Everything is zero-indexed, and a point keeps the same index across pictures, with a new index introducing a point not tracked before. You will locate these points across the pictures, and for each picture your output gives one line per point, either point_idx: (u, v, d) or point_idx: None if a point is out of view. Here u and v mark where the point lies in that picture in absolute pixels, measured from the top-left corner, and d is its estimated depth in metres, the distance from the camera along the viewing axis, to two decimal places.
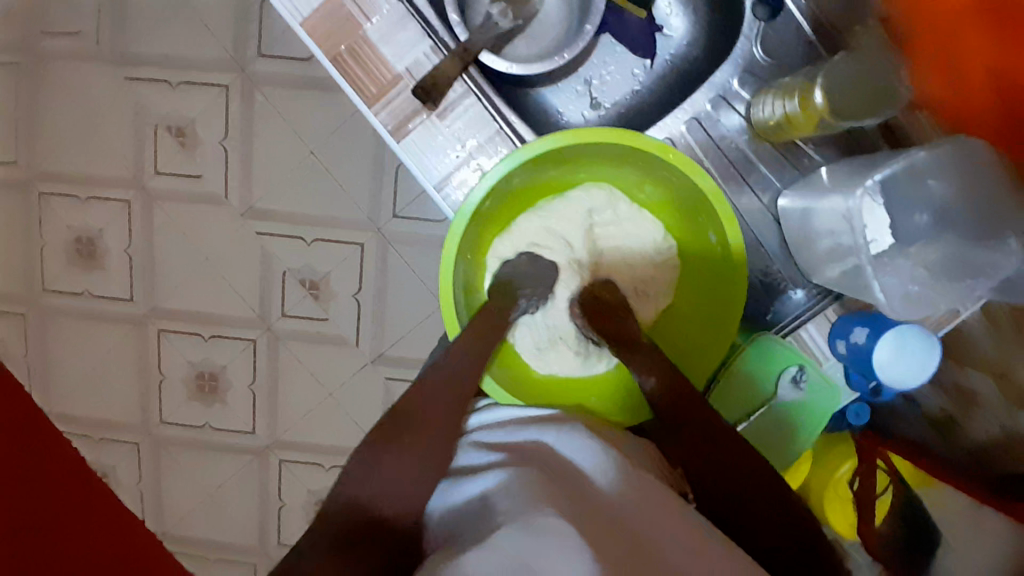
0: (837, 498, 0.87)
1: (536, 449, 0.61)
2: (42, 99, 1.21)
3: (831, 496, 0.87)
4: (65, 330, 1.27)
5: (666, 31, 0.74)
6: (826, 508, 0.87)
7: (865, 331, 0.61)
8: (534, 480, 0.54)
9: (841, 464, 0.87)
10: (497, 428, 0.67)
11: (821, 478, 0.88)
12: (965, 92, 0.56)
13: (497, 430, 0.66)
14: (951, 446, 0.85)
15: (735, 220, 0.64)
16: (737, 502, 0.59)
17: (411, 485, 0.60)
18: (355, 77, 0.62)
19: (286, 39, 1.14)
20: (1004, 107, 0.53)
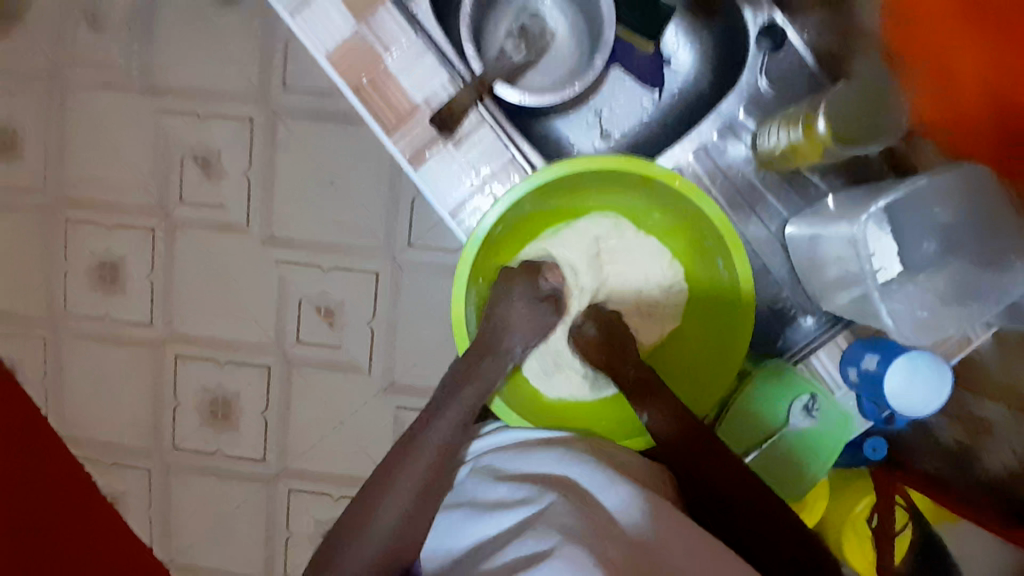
0: (855, 535, 0.88)
1: (558, 482, 0.63)
2: (74, 129, 1.26)
3: (850, 533, 0.88)
4: (84, 353, 1.29)
5: (673, 65, 0.76)
6: (845, 546, 0.88)
7: (876, 357, 0.61)
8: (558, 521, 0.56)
9: (858, 501, 0.88)
10: (515, 453, 0.69)
11: (839, 514, 0.89)
12: (962, 107, 0.55)
13: (516, 456, 0.68)
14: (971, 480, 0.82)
15: (741, 246, 0.65)
16: (746, 527, 0.63)
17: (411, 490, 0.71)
18: (374, 106, 0.64)
19: (309, 73, 1.18)
20: (1000, 122, 0.53)
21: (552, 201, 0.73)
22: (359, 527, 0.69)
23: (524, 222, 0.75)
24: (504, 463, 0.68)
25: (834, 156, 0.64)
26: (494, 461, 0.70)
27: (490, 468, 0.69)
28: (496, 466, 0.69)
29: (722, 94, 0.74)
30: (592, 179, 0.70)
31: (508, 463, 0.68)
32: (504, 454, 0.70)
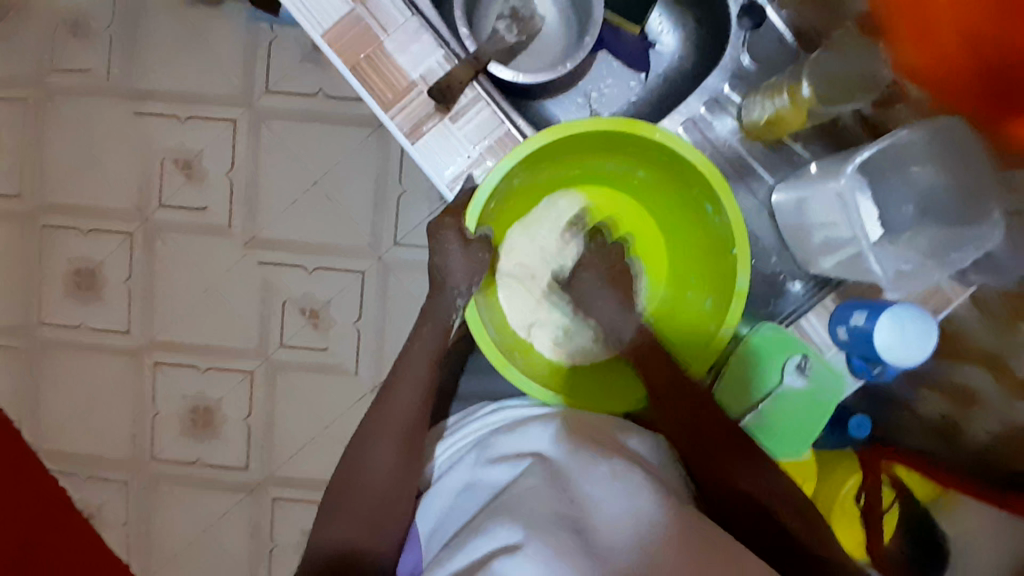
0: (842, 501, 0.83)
1: (547, 464, 0.62)
2: (50, 134, 1.25)
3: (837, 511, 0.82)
4: (59, 363, 1.26)
5: (658, 47, 0.80)
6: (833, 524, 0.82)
7: (864, 313, 0.63)
8: (547, 508, 0.56)
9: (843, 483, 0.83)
10: (512, 429, 0.69)
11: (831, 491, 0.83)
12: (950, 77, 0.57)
13: (512, 432, 0.69)
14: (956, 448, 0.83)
15: (725, 184, 0.67)
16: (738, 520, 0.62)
17: (392, 451, 0.67)
18: (373, 83, 0.66)
19: (294, 76, 1.20)
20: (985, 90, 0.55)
21: (542, 173, 0.76)
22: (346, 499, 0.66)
23: (516, 199, 0.77)
24: (497, 443, 0.68)
25: (816, 120, 0.68)
26: (490, 440, 0.70)
27: (483, 448, 0.69)
28: (491, 446, 0.69)
29: (707, 72, 0.77)
30: (581, 145, 0.73)
31: (500, 442, 0.68)
32: (495, 434, 0.70)
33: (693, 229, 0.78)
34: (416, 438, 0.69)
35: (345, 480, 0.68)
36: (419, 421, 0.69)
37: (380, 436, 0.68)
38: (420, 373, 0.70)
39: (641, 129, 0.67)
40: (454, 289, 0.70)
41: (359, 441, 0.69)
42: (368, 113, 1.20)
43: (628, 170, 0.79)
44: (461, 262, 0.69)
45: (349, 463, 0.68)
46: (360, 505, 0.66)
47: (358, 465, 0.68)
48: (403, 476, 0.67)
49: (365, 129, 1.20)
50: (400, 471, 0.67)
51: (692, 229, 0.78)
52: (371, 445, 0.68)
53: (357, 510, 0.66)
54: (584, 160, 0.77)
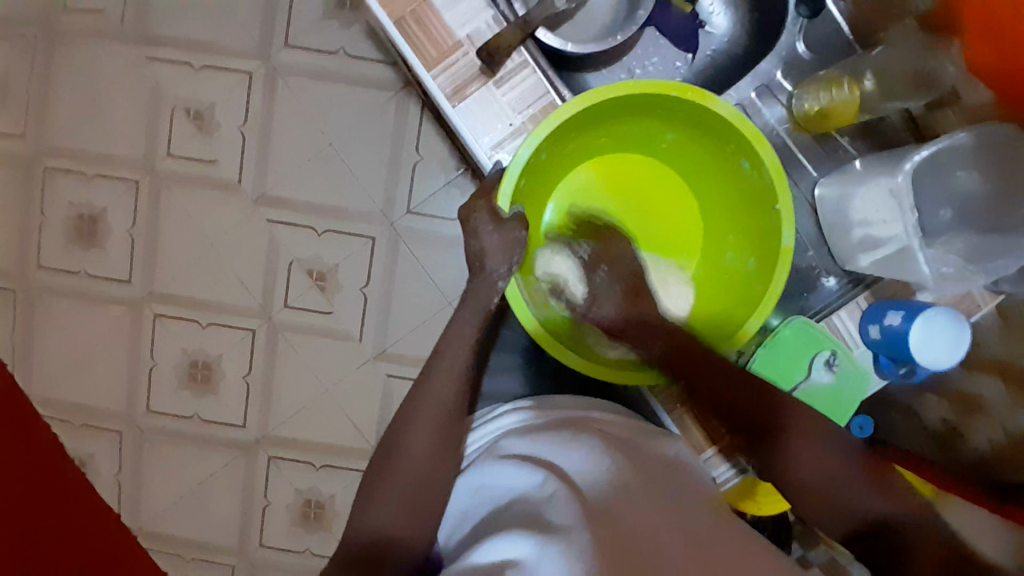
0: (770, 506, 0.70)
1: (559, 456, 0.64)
2: (55, 73, 1.20)
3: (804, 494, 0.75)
4: (56, 310, 1.23)
5: (709, 28, 0.80)
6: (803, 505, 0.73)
7: (899, 314, 0.63)
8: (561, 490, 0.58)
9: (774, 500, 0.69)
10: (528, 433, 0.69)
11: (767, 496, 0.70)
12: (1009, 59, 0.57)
13: (527, 437, 0.69)
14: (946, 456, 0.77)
15: (764, 140, 0.66)
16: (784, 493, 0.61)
17: (434, 435, 0.65)
18: (418, 41, 0.66)
19: (314, 30, 1.16)
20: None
21: (572, 145, 0.75)
22: (383, 477, 0.63)
23: (551, 165, 0.75)
24: (509, 447, 0.68)
25: (867, 114, 0.69)
26: (500, 444, 0.69)
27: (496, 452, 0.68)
28: (502, 447, 0.68)
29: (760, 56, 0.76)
30: (620, 109, 0.72)
31: (508, 447, 0.68)
32: (504, 440, 0.70)
33: (729, 192, 0.77)
34: (453, 420, 0.66)
35: (383, 461, 0.64)
36: (458, 408, 0.67)
37: (420, 414, 0.65)
38: (457, 360, 0.68)
39: (679, 90, 0.66)
40: (494, 271, 0.68)
41: (396, 427, 0.66)
42: (387, 75, 1.17)
43: (660, 135, 0.78)
44: (496, 240, 0.67)
45: (390, 442, 0.65)
46: (399, 484, 0.62)
47: (398, 444, 0.64)
48: (441, 463, 0.64)
49: (383, 92, 1.17)
50: (440, 452, 0.64)
51: (725, 185, 0.77)
52: (408, 428, 0.65)
53: (396, 491, 0.62)
54: (617, 125, 0.76)
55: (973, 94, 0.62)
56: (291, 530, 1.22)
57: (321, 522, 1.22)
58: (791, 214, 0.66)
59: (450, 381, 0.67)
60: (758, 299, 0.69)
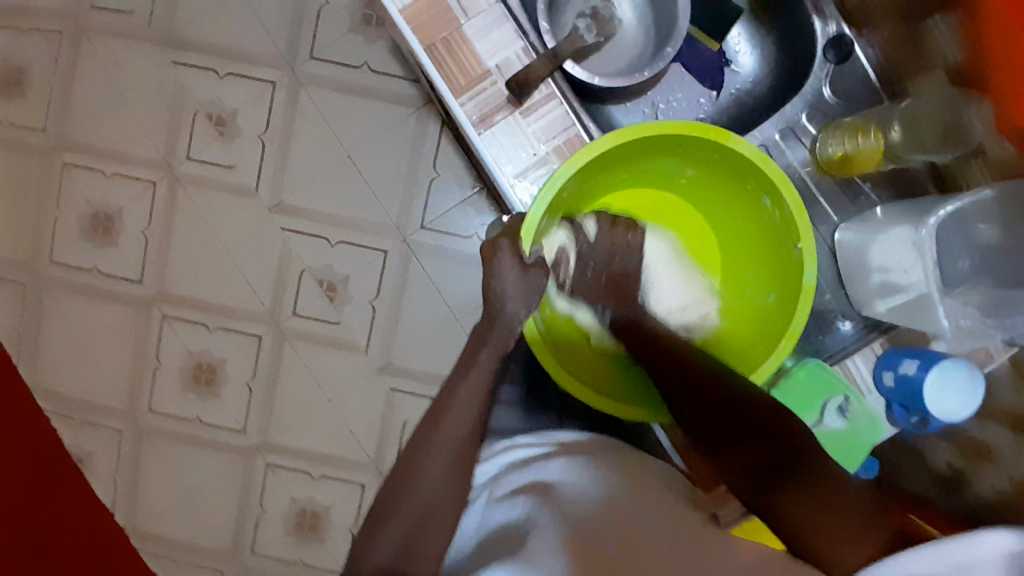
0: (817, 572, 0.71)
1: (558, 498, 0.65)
2: (81, 71, 1.21)
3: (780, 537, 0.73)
4: (65, 305, 1.24)
5: (734, 66, 0.82)
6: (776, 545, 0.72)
7: (915, 363, 0.63)
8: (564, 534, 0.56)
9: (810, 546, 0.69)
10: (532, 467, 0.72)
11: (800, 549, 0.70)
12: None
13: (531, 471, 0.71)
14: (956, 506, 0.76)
15: (786, 179, 0.66)
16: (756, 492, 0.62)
17: (445, 473, 0.64)
18: (446, 68, 0.67)
19: (339, 43, 1.17)
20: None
21: (594, 179, 0.75)
22: (390, 510, 0.63)
23: (575, 202, 0.76)
24: (513, 483, 0.70)
25: (892, 164, 0.70)
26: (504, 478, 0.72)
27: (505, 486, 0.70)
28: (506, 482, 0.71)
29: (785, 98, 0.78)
30: (643, 147, 0.72)
31: (512, 481, 0.70)
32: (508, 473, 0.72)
33: (750, 225, 0.77)
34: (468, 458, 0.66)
35: (393, 492, 0.64)
36: (472, 443, 0.66)
37: (433, 449, 0.65)
38: (471, 396, 0.67)
39: (702, 130, 0.66)
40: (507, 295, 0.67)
41: (409, 456, 0.66)
42: (409, 91, 1.18)
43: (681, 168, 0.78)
44: (517, 280, 0.67)
45: (400, 471, 0.65)
46: (407, 517, 0.62)
47: (407, 476, 0.64)
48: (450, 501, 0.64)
49: (404, 107, 1.17)
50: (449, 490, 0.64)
51: (747, 222, 0.77)
52: (420, 461, 0.65)
53: (402, 525, 0.62)
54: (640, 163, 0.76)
55: (1000, 149, 0.60)
56: (285, 539, 1.21)
57: (316, 533, 1.21)
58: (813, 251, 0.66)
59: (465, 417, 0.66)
60: (779, 335, 0.69)
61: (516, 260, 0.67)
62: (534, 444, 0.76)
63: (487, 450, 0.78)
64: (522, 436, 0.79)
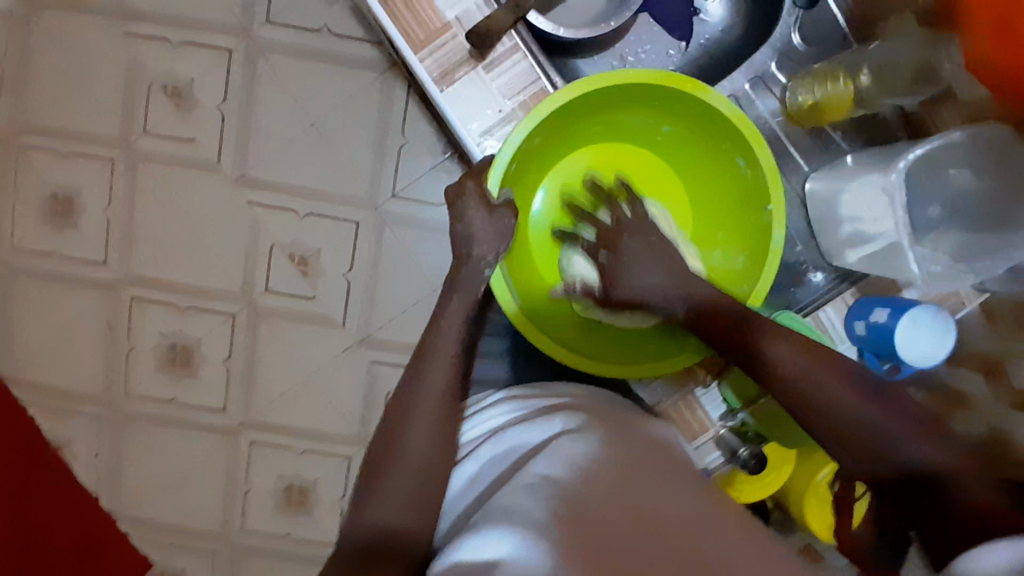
0: (819, 507, 0.72)
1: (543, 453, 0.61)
2: (27, 46, 1.16)
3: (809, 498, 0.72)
4: (29, 290, 1.20)
5: (703, 15, 0.79)
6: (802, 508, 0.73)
7: (886, 310, 0.63)
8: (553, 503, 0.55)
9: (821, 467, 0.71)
10: (529, 424, 0.67)
11: (800, 478, 0.73)
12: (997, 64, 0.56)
13: (531, 426, 0.67)
14: None
15: (762, 140, 0.65)
16: None
17: (435, 436, 0.62)
18: (405, 21, 0.65)
19: (297, 6, 1.13)
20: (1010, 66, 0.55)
21: (563, 131, 0.75)
22: (380, 475, 0.61)
23: (541, 154, 0.75)
24: (509, 435, 0.67)
25: (862, 109, 0.69)
26: (504, 431, 0.68)
27: (496, 438, 0.67)
28: (503, 438, 0.67)
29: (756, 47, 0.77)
30: (610, 97, 0.71)
31: (511, 437, 0.66)
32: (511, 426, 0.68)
33: (720, 182, 0.77)
34: (454, 416, 0.64)
35: (381, 458, 0.62)
36: (455, 404, 0.65)
37: (417, 409, 0.64)
38: (448, 346, 0.67)
39: (675, 79, 0.65)
40: None
41: (392, 421, 0.64)
42: (373, 55, 1.14)
43: (653, 123, 0.78)
44: (486, 227, 0.68)
45: (386, 437, 0.63)
46: (400, 481, 0.60)
47: (395, 440, 0.62)
48: (442, 459, 0.62)
49: (369, 72, 1.14)
50: (440, 448, 0.62)
51: (717, 179, 0.77)
52: (405, 423, 0.63)
53: (398, 489, 0.59)
54: (610, 114, 0.76)
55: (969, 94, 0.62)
56: (274, 514, 1.21)
57: (305, 508, 1.21)
58: (782, 214, 0.65)
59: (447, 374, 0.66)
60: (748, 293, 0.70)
61: (482, 207, 0.67)
62: (525, 394, 0.76)
63: (476, 404, 0.77)
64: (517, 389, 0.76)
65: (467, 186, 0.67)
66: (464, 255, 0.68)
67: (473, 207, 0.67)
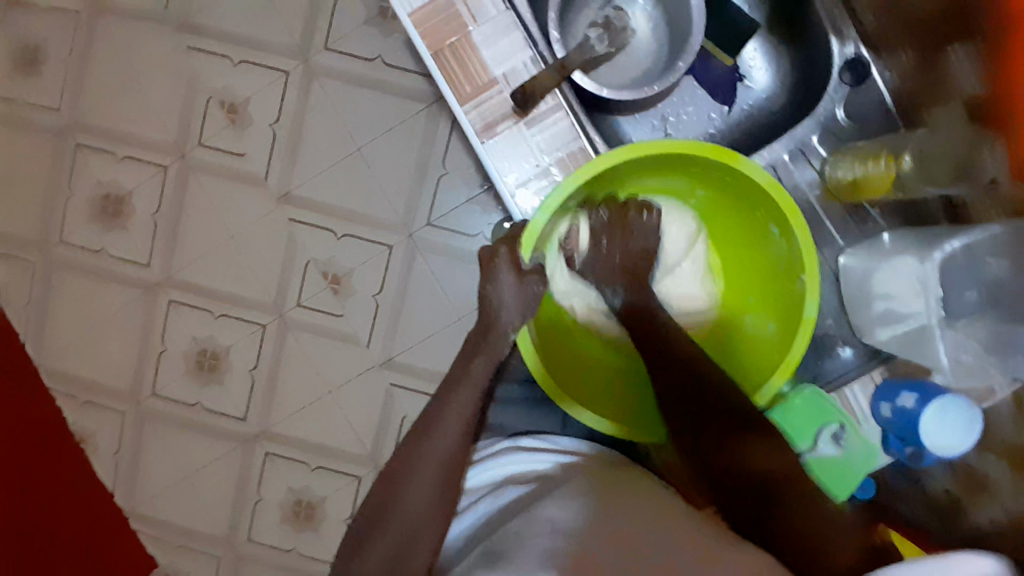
0: None
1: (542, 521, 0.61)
2: (97, 54, 1.22)
3: None
4: (72, 284, 1.25)
5: (748, 82, 0.83)
6: None
7: (913, 396, 0.62)
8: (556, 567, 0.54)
9: None
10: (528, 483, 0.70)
11: None
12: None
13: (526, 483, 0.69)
14: (950, 532, 0.78)
15: (797, 210, 0.65)
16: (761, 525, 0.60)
17: (435, 489, 0.62)
18: (451, 72, 0.67)
19: (354, 36, 1.17)
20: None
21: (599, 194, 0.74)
22: (378, 518, 0.61)
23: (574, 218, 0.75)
24: (506, 492, 0.69)
25: (900, 191, 0.69)
26: (505, 488, 0.70)
27: (495, 496, 0.69)
28: (503, 494, 0.69)
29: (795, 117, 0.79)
30: (646, 162, 0.70)
31: (507, 493, 0.69)
32: (512, 484, 0.71)
33: (757, 249, 0.75)
34: (458, 471, 0.64)
35: (383, 499, 0.62)
36: (463, 456, 0.64)
37: (425, 457, 0.63)
38: (468, 399, 0.66)
39: (719, 152, 0.65)
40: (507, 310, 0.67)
41: (400, 463, 0.64)
42: (421, 88, 1.17)
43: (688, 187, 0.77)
44: (513, 294, 0.67)
45: (389, 477, 0.63)
46: (393, 529, 0.59)
47: (396, 484, 0.62)
48: (439, 511, 0.61)
49: (415, 104, 1.17)
50: (437, 502, 0.61)
51: (752, 247, 0.76)
52: (414, 469, 0.62)
53: (388, 538, 0.59)
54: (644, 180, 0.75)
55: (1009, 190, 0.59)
56: (281, 526, 1.22)
57: (311, 523, 1.22)
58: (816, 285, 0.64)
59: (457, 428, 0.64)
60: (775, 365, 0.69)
61: (512, 272, 0.68)
62: (536, 446, 0.75)
63: (489, 449, 0.78)
64: (524, 440, 0.77)
65: (499, 251, 0.68)
66: (492, 322, 0.68)
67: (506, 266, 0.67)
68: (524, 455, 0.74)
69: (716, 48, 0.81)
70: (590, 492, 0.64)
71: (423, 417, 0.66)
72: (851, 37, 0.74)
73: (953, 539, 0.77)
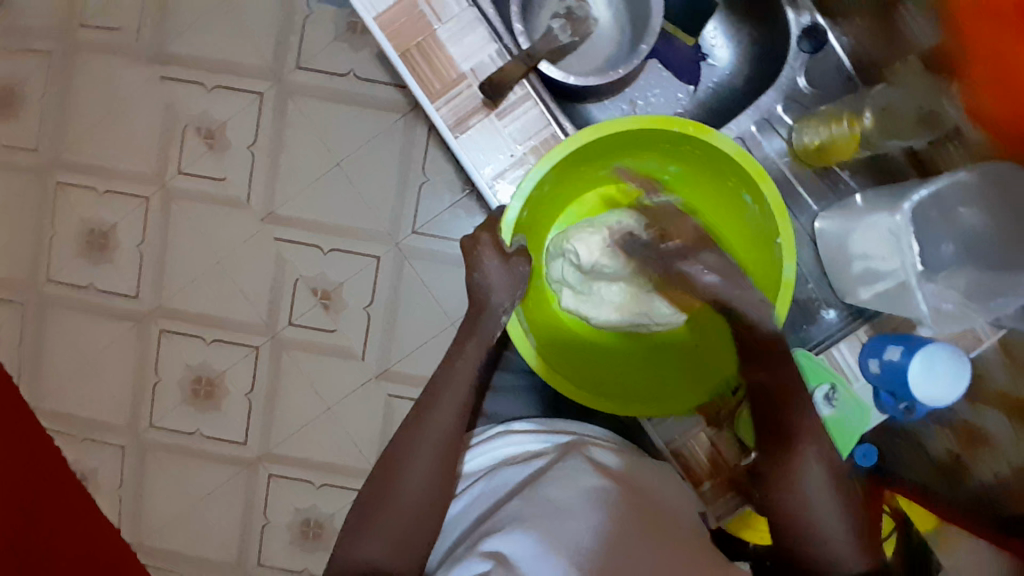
0: None
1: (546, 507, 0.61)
2: (72, 92, 1.23)
3: None
4: (62, 322, 1.25)
5: (711, 60, 0.85)
6: None
7: (899, 349, 0.63)
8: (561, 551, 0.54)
9: None
10: (525, 466, 0.70)
11: None
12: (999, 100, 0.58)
13: (523, 467, 0.70)
14: (954, 488, 0.79)
15: (765, 174, 0.66)
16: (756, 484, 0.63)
17: (432, 476, 0.64)
18: (420, 69, 0.68)
19: (326, 53, 1.18)
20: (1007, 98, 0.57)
21: (574, 176, 0.75)
22: (376, 506, 0.63)
23: (551, 202, 0.76)
24: (503, 474, 0.70)
25: (867, 151, 0.71)
26: (500, 471, 0.70)
27: (493, 478, 0.70)
28: (502, 477, 0.69)
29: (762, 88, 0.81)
30: (619, 143, 0.72)
31: (506, 477, 0.69)
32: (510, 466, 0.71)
33: (731, 219, 0.77)
34: (453, 458, 0.66)
35: (379, 486, 0.65)
36: (457, 442, 0.67)
37: (420, 447, 0.65)
38: (460, 389, 0.67)
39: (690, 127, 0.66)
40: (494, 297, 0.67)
41: (395, 451, 0.66)
42: (396, 98, 1.19)
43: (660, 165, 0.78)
44: (501, 276, 0.68)
45: (383, 465, 0.66)
46: (392, 517, 0.63)
47: (391, 474, 0.65)
48: (437, 498, 0.64)
49: (391, 115, 1.18)
50: (434, 489, 0.64)
51: (728, 218, 0.77)
52: (409, 458, 0.65)
53: (389, 523, 0.62)
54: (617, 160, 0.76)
55: (974, 135, 0.63)
56: (290, 548, 1.21)
57: (320, 542, 1.21)
58: (791, 245, 0.65)
59: (450, 417, 0.67)
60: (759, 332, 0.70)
61: (496, 255, 0.68)
62: (528, 429, 0.76)
63: (482, 433, 0.79)
64: (520, 424, 0.78)
65: (481, 238, 0.68)
66: (483, 306, 0.68)
67: (490, 256, 0.68)
68: (520, 438, 0.75)
69: (677, 31, 0.84)
70: (589, 474, 0.65)
71: (416, 405, 0.68)
72: (805, 7, 0.77)
73: (958, 496, 0.79)
